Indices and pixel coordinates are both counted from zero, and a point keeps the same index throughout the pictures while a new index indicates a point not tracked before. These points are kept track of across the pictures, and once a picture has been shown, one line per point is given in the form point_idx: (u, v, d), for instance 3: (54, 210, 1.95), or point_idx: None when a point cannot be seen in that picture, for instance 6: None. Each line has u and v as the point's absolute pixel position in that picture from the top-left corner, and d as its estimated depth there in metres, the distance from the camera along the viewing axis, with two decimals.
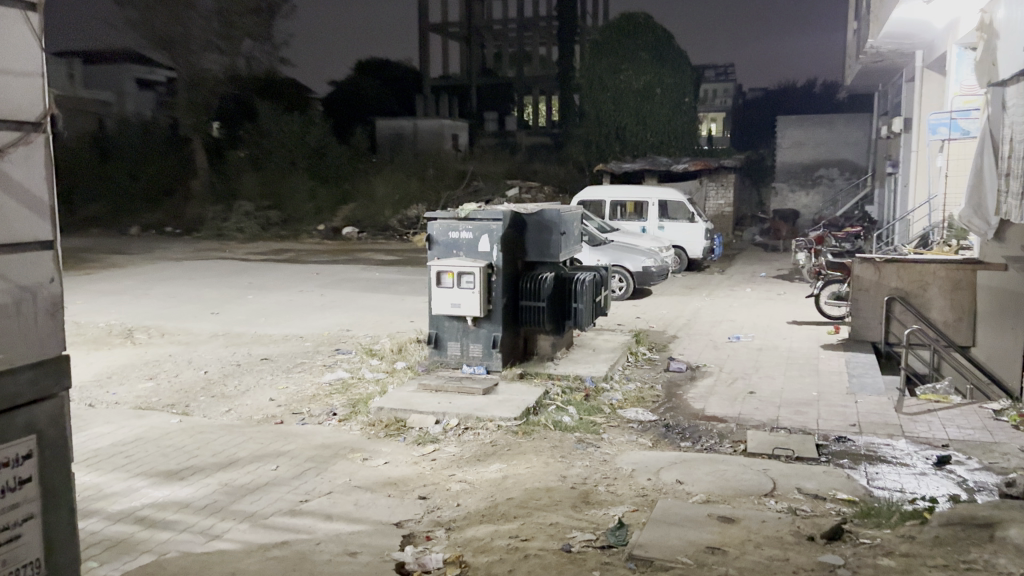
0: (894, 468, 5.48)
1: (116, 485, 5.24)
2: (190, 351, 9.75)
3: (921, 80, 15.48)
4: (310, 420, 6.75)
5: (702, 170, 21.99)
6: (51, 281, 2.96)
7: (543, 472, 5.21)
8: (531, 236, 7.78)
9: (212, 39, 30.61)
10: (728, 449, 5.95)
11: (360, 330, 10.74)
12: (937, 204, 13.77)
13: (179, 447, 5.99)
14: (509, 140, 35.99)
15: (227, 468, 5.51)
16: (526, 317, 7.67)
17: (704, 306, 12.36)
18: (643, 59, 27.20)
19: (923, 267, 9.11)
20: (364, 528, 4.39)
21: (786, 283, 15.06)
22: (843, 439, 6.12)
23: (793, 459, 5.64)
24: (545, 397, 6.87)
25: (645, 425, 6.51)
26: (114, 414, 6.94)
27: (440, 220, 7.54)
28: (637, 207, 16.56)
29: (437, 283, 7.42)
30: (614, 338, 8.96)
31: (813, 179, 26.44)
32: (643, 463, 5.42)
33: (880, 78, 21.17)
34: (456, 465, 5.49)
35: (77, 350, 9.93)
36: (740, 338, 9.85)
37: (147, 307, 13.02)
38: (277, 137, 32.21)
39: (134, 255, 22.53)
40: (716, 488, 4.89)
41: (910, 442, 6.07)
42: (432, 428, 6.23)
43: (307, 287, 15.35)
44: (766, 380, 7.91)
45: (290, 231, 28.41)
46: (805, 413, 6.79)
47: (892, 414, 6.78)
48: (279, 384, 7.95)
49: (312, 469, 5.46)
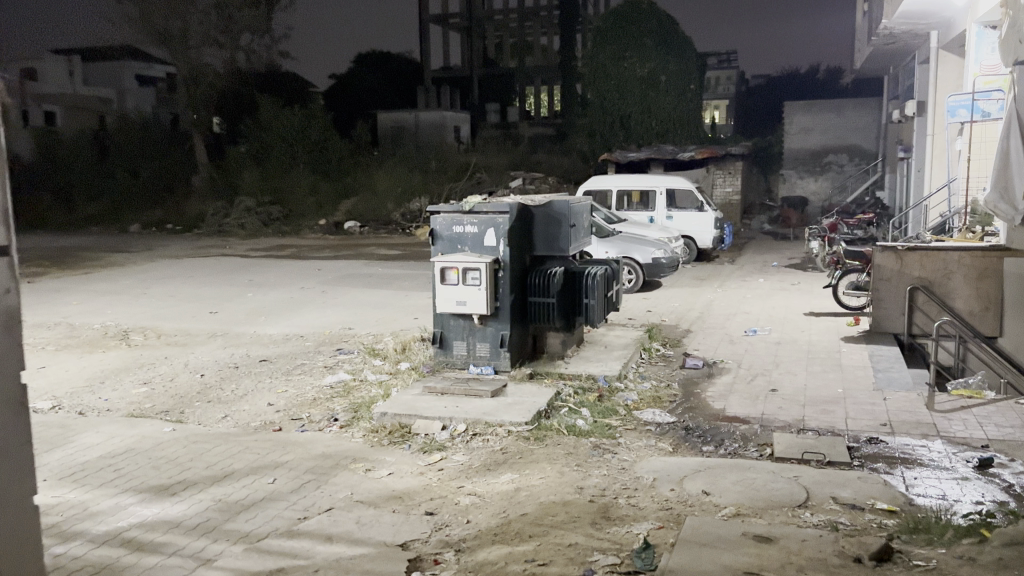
0: (932, 472, 5.13)
1: (102, 503, 4.91)
2: (187, 353, 9.41)
3: (937, 61, 15.07)
4: (310, 426, 6.41)
5: (709, 159, 21.58)
6: (6, 292, 2.62)
7: (559, 483, 4.86)
8: (538, 229, 7.41)
9: (211, 34, 30.65)
10: (753, 453, 5.61)
11: (363, 328, 10.41)
12: (957, 188, 13.37)
13: (172, 458, 5.65)
14: (511, 131, 36.25)
15: (221, 482, 5.18)
16: (535, 315, 7.32)
17: (717, 298, 11.97)
18: (647, 46, 26.81)
19: (946, 255, 8.73)
20: (367, 551, 4.04)
21: (798, 273, 14.66)
22: (876, 440, 5.77)
23: (824, 464, 5.29)
24: (556, 399, 6.52)
25: (664, 428, 6.16)
26: (105, 423, 6.61)
27: (443, 213, 7.20)
28: (644, 197, 16.12)
29: (442, 279, 7.09)
30: (627, 334, 8.60)
31: (821, 165, 26.02)
32: (664, 470, 5.07)
33: (890, 61, 20.75)
34: (465, 476, 5.15)
35: (69, 354, 9.56)
36: (756, 332, 9.48)
37: (143, 307, 12.65)
38: (277, 130, 31.49)
39: (133, 254, 22.09)
40: (746, 499, 4.56)
41: (947, 442, 5.71)
42: (440, 434, 5.88)
43: (309, 284, 15.01)
44: (787, 377, 7.55)
45: (291, 226, 27.99)
46: (832, 412, 6.43)
47: (923, 411, 6.43)
48: (278, 388, 7.62)
49: (310, 482, 5.11)
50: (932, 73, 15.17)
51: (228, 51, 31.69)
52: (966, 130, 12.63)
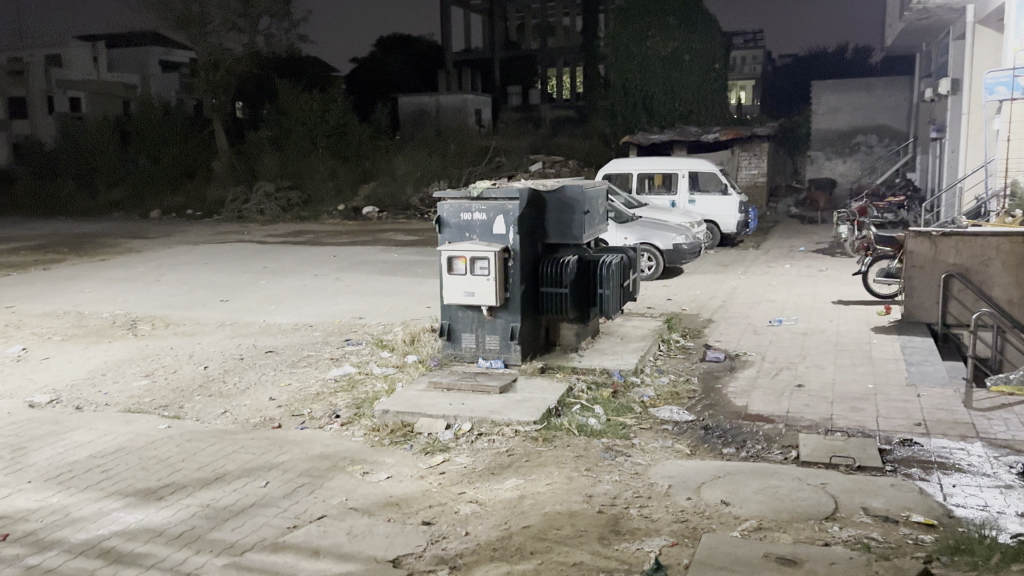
0: (972, 479, 4.76)
1: (86, 508, 4.66)
2: (193, 343, 9.18)
3: (973, 37, 14.41)
4: (310, 423, 6.13)
5: (734, 140, 20.99)
6: None
7: (566, 491, 4.53)
8: (551, 216, 7.04)
9: (230, 18, 30.38)
10: (778, 456, 5.23)
11: (373, 318, 10.12)
12: (994, 169, 12.82)
13: (162, 459, 5.39)
14: (533, 114, 35.81)
15: (211, 485, 4.90)
16: (548, 305, 6.96)
17: (740, 285, 11.56)
18: (669, 25, 26.19)
19: (984, 240, 8.22)
20: (355, 569, 3.75)
21: (827, 258, 14.15)
22: (910, 442, 5.37)
23: (854, 470, 4.91)
24: (568, 395, 6.19)
25: (681, 427, 5.80)
26: (99, 419, 6.38)
27: (449, 200, 6.86)
28: (666, 180, 15.61)
29: (449, 269, 6.76)
30: (645, 324, 8.23)
31: (850, 147, 25.30)
32: (680, 476, 4.72)
33: (923, 37, 20.03)
34: (466, 481, 4.83)
35: (75, 344, 9.36)
36: (781, 321, 9.06)
37: (155, 295, 12.47)
38: (296, 115, 31.25)
39: (153, 240, 21.92)
40: (769, 511, 4.20)
41: (986, 445, 5.31)
42: (443, 434, 5.57)
43: (323, 271, 14.73)
44: (814, 371, 7.13)
45: (310, 211, 27.67)
46: (862, 411, 6.03)
47: (961, 409, 6.03)
48: (281, 381, 7.33)
49: (304, 486, 4.82)
50: (968, 49, 14.51)
51: (247, 36, 31.41)
52: (1006, 108, 12.04)
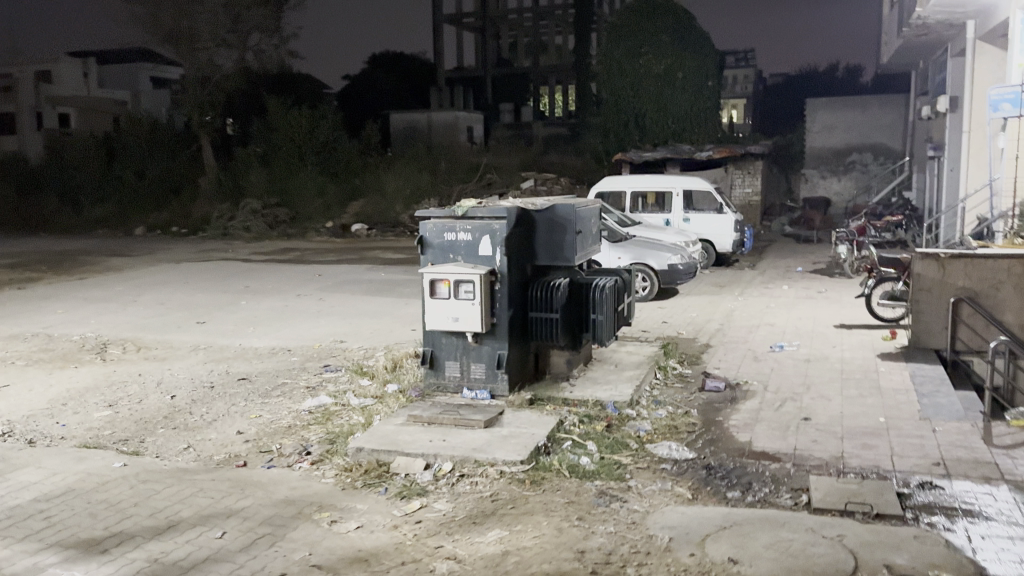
0: (1002, 530, 4.31)
1: (19, 563, 4.17)
2: (163, 370, 8.67)
3: (974, 53, 14.09)
4: (278, 461, 5.63)
5: (727, 158, 20.63)
6: None
7: (554, 546, 4.08)
8: (541, 237, 6.60)
9: (221, 34, 29.95)
10: (788, 501, 4.78)
11: (354, 342, 9.66)
12: (999, 187, 12.50)
13: (113, 503, 4.90)
14: (525, 131, 34.80)
15: (162, 535, 4.42)
16: (536, 331, 6.52)
17: (737, 308, 11.13)
18: (663, 42, 25.98)
19: (994, 262, 7.80)
20: None
21: (825, 279, 13.76)
22: (930, 486, 4.93)
23: (870, 518, 4.45)
24: (559, 430, 5.73)
25: (681, 466, 5.35)
26: (50, 455, 5.86)
27: (432, 219, 6.44)
28: (660, 198, 15.27)
29: (432, 292, 6.31)
30: (640, 350, 7.79)
31: (845, 165, 25.09)
32: (682, 527, 4.26)
33: (919, 55, 19.78)
34: (444, 531, 4.36)
35: (38, 371, 8.80)
36: (783, 347, 8.62)
37: (128, 317, 11.92)
38: (284, 131, 30.75)
39: (135, 258, 21.35)
40: (782, 570, 3.76)
41: (1011, 489, 4.87)
42: (421, 475, 5.10)
43: (306, 291, 14.21)
44: (820, 402, 6.69)
45: (297, 228, 27.09)
46: (875, 448, 5.59)
47: (980, 447, 5.58)
48: (251, 413, 6.83)
49: (264, 538, 4.34)
50: (969, 65, 14.17)
51: (237, 52, 30.83)
52: (1010, 126, 11.75)
